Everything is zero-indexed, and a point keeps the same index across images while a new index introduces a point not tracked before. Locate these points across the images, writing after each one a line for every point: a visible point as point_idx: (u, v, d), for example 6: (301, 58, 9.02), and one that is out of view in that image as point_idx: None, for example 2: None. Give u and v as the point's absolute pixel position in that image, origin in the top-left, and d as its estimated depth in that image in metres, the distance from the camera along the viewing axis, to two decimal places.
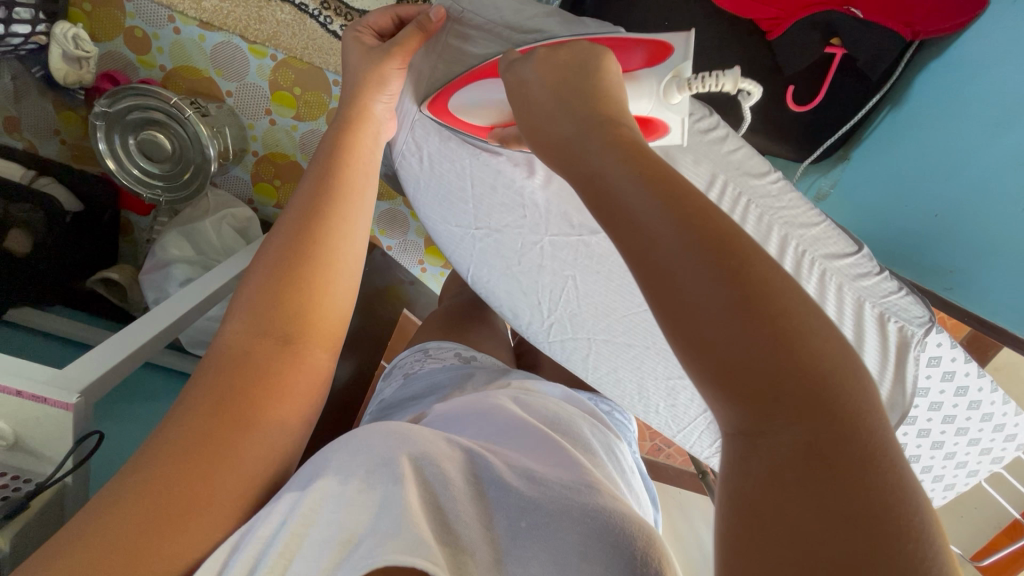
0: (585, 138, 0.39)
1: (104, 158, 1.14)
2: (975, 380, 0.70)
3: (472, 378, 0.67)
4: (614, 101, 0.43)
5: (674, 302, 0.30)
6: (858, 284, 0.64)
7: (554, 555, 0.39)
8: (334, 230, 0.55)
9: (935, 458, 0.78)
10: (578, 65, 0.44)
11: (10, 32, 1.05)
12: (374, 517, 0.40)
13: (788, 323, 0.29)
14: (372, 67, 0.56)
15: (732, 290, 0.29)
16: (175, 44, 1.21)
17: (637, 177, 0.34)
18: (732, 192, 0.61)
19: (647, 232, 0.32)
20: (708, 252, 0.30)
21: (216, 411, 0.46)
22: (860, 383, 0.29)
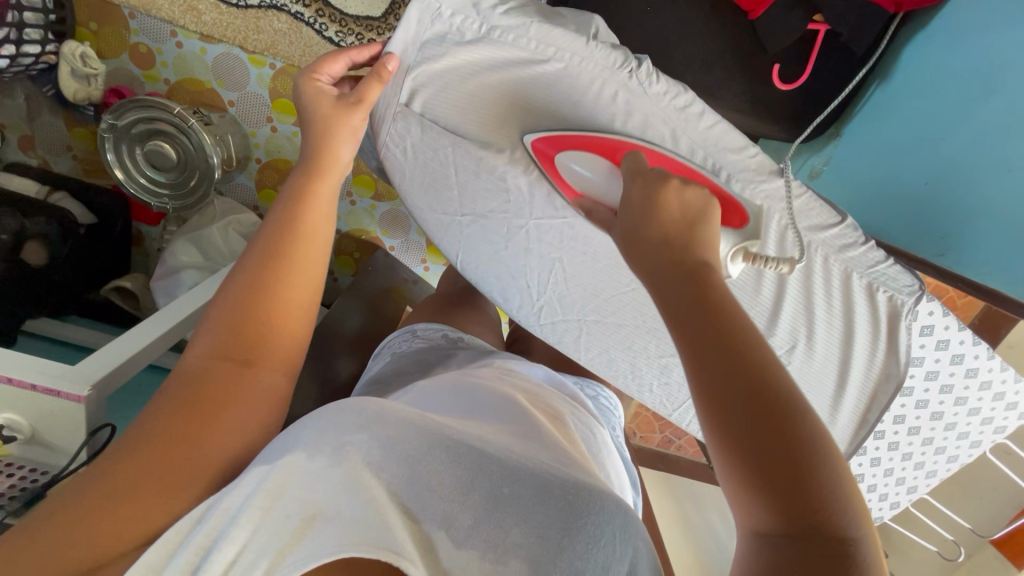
0: (668, 266, 0.46)
1: (112, 167, 1.19)
2: (970, 348, 0.70)
3: (454, 356, 0.70)
4: (707, 241, 0.48)
5: (730, 433, 0.39)
6: (845, 254, 0.63)
7: (534, 526, 0.41)
8: (299, 269, 0.56)
9: (936, 429, 0.77)
10: (698, 213, 0.49)
11: (21, 52, 1.10)
12: (339, 493, 0.41)
13: (821, 477, 0.38)
14: (341, 118, 0.59)
15: (773, 429, 0.38)
16: (178, 57, 1.25)
17: (721, 333, 0.41)
18: (712, 167, 0.60)
19: (718, 372, 0.40)
20: (760, 402, 0.39)
21: (193, 394, 0.48)
22: (855, 510, 0.39)
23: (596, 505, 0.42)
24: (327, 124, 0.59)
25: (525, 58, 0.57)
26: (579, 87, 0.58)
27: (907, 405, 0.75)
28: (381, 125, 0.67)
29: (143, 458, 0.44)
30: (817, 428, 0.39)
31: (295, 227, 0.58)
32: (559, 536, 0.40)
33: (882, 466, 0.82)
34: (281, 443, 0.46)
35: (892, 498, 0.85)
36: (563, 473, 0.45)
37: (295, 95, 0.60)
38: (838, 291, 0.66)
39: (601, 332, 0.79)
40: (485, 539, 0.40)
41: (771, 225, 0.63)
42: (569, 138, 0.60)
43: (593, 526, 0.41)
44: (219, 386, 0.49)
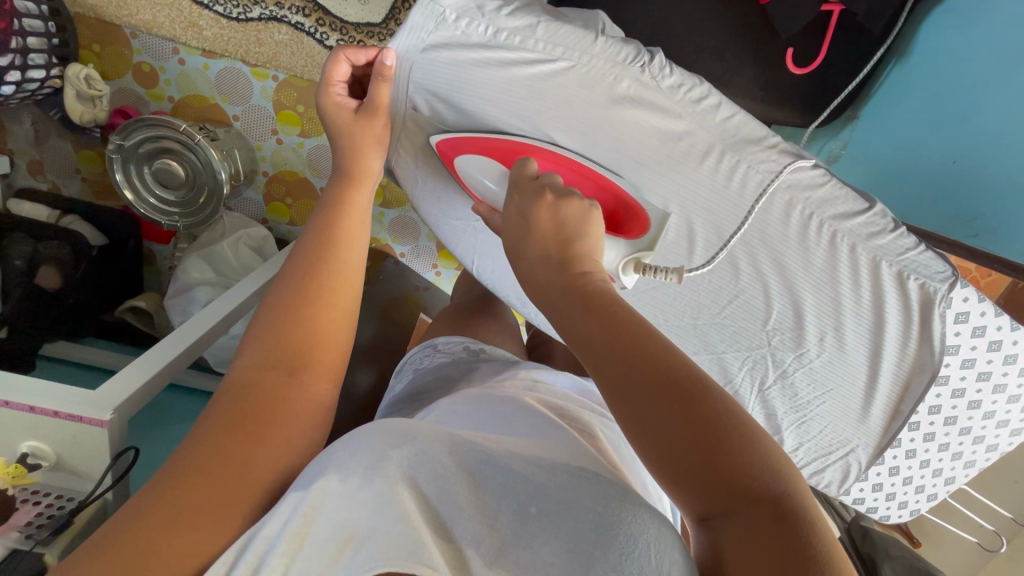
0: (552, 275, 0.46)
1: (121, 188, 1.19)
2: (1007, 334, 0.68)
3: (477, 370, 0.69)
4: (590, 250, 0.47)
5: (639, 427, 0.37)
6: (872, 243, 0.62)
7: (566, 541, 0.39)
8: (340, 275, 0.56)
9: (974, 418, 0.74)
10: (572, 228, 0.48)
11: (27, 77, 1.11)
12: (373, 515, 0.40)
13: (738, 444, 0.36)
14: (368, 125, 0.60)
15: (677, 410, 0.36)
16: (181, 74, 1.26)
17: (612, 335, 0.40)
18: (732, 161, 0.59)
19: (608, 372, 0.39)
20: (657, 387, 0.37)
21: (240, 410, 0.47)
22: (784, 469, 0.36)
23: (628, 517, 0.40)
24: (357, 134, 0.59)
25: (532, 59, 0.56)
26: (592, 84, 0.56)
27: (943, 396, 0.72)
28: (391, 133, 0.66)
29: (187, 479, 0.43)
30: (722, 395, 0.38)
31: (332, 231, 0.58)
32: (590, 547, 0.38)
33: (918, 458, 0.79)
34: (315, 464, 0.46)
35: (929, 490, 0.82)
36: (589, 487, 0.43)
37: (319, 113, 0.60)
38: (868, 281, 0.64)
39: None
40: (518, 559, 0.39)
41: (793, 217, 0.61)
42: (468, 140, 0.62)
43: (625, 536, 0.39)
44: (264, 401, 0.48)
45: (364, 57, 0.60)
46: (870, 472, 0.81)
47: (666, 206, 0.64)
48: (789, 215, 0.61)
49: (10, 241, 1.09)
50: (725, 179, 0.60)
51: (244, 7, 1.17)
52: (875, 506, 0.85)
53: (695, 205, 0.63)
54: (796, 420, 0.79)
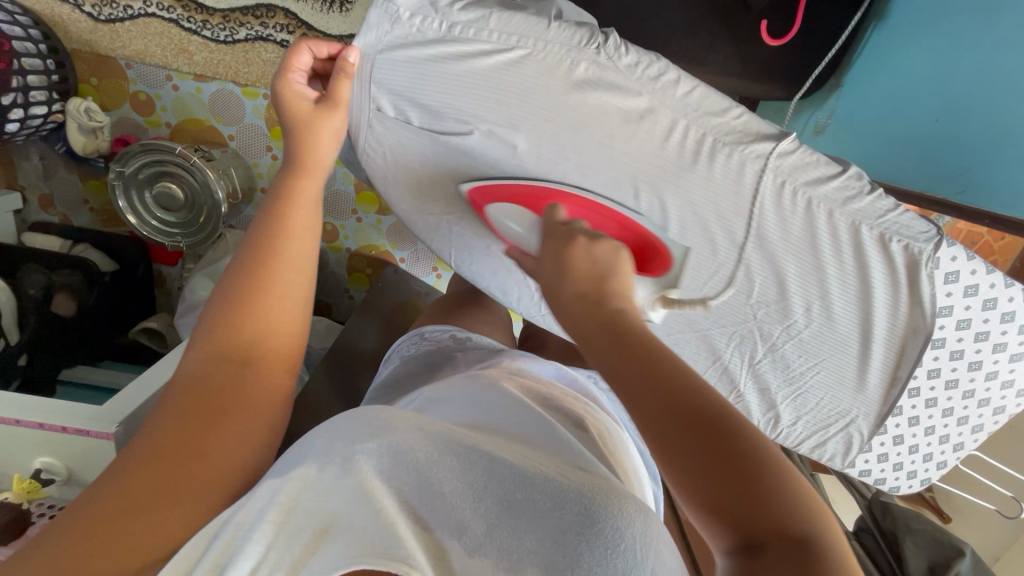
0: (586, 306, 0.48)
1: (125, 214, 1.23)
2: (1002, 292, 0.66)
3: (459, 358, 0.71)
4: (620, 286, 0.49)
5: (671, 462, 0.39)
6: (850, 208, 0.61)
7: (552, 532, 0.39)
8: (288, 266, 0.56)
9: (977, 380, 0.72)
10: (603, 270, 0.50)
11: (30, 114, 1.17)
12: (353, 508, 0.40)
13: (782, 514, 0.37)
14: (319, 119, 0.60)
15: (712, 450, 0.38)
16: (176, 100, 1.30)
17: (646, 366, 0.42)
18: (696, 134, 0.58)
19: (640, 403, 0.41)
20: (694, 424, 0.39)
21: (193, 402, 0.48)
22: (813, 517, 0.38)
23: (613, 510, 0.41)
24: (312, 122, 0.59)
25: (487, 50, 0.56)
26: (550, 71, 0.56)
27: (941, 358, 0.71)
28: (359, 131, 0.67)
29: (143, 469, 0.44)
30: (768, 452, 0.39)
31: (280, 221, 0.57)
32: (576, 541, 0.38)
33: (922, 426, 0.77)
34: (296, 455, 0.47)
35: (938, 458, 0.80)
36: (575, 478, 0.44)
37: (273, 97, 0.60)
38: (850, 246, 0.63)
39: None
40: (501, 545, 0.39)
41: (766, 186, 0.60)
42: (496, 189, 0.67)
43: (611, 530, 0.39)
44: (218, 392, 0.50)
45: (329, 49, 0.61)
46: (873, 442, 0.79)
47: (635, 185, 0.64)
48: (759, 185, 0.61)
49: (25, 271, 1.15)
50: (691, 154, 0.60)
51: (230, 30, 1.21)
52: (883, 478, 0.84)
53: (666, 182, 0.63)
54: (793, 393, 0.78)
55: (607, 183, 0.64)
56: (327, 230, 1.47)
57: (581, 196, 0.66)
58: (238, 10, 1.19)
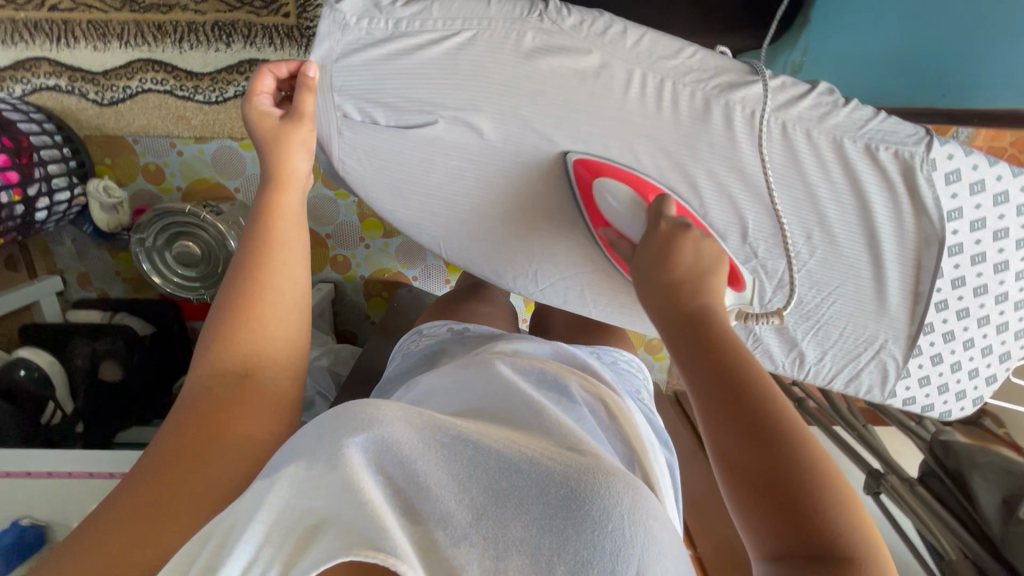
0: (676, 306, 0.51)
1: (150, 276, 1.31)
2: (1010, 183, 0.64)
3: (455, 348, 0.80)
4: (715, 284, 0.53)
5: (723, 445, 0.42)
6: (827, 124, 0.61)
7: (536, 517, 0.42)
8: (275, 278, 0.58)
9: (1007, 282, 0.69)
10: (697, 273, 0.53)
11: (56, 201, 1.26)
12: (339, 503, 0.42)
13: (823, 511, 0.38)
14: (284, 131, 0.61)
15: (760, 442, 0.41)
16: (183, 164, 1.39)
17: (730, 363, 0.45)
18: (654, 81, 0.59)
19: (708, 396, 0.44)
20: (748, 418, 0.42)
21: (197, 413, 0.52)
22: (857, 535, 0.38)
23: (602, 492, 0.44)
24: (281, 133, 0.61)
25: (435, 38, 0.58)
26: (499, 46, 0.58)
27: (964, 265, 0.67)
28: (330, 141, 0.66)
29: (153, 479, 0.48)
30: (816, 459, 0.40)
31: (266, 233, 0.59)
32: (564, 528, 0.41)
33: (959, 340, 0.73)
34: (287, 455, 0.49)
35: (985, 372, 0.75)
36: (563, 461, 0.47)
37: (245, 120, 0.63)
38: (836, 164, 0.62)
39: (607, 285, 0.75)
40: (485, 533, 0.41)
41: (735, 120, 0.60)
42: (607, 166, 0.64)
43: (597, 512, 0.42)
44: (218, 402, 0.52)
45: (290, 70, 0.65)
46: (910, 366, 0.75)
47: (606, 144, 0.63)
48: (728, 122, 0.60)
49: (73, 343, 1.26)
50: (652, 102, 0.60)
51: (220, 90, 1.30)
52: (930, 404, 0.79)
53: (634, 137, 0.62)
54: (812, 327, 0.74)
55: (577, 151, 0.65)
56: (339, 261, 1.51)
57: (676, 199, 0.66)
58: (224, 70, 1.28)
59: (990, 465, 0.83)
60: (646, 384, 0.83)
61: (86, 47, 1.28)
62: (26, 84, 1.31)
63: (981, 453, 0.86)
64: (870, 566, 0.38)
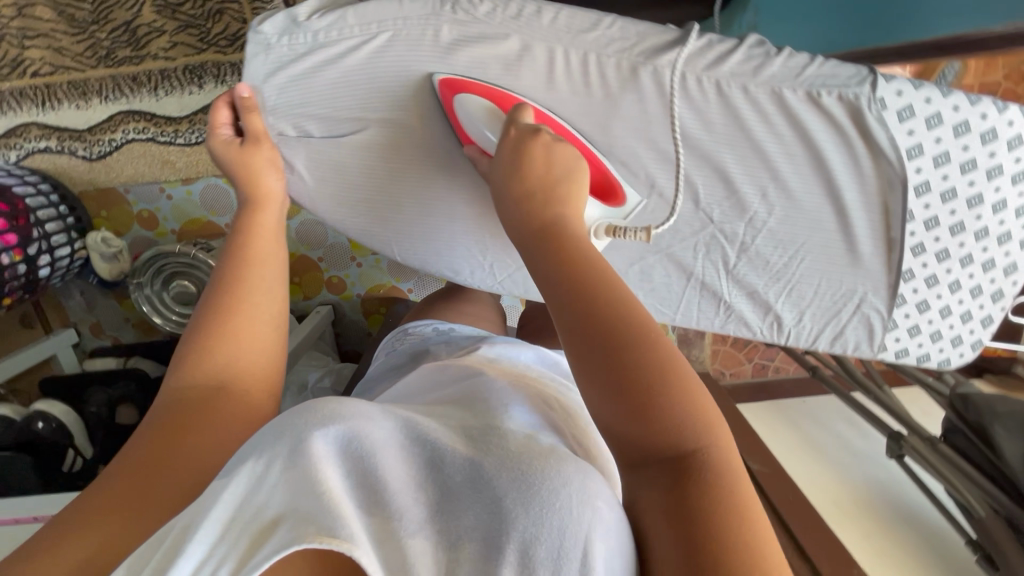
0: (529, 224, 0.50)
1: (150, 316, 1.36)
2: (970, 112, 0.60)
3: (435, 350, 0.80)
4: (569, 198, 0.51)
5: (587, 370, 0.42)
6: (763, 76, 0.59)
7: (487, 504, 0.39)
8: (256, 291, 0.59)
9: (985, 216, 0.65)
10: (551, 183, 0.51)
11: (57, 256, 1.31)
12: (296, 494, 0.39)
13: (671, 416, 0.40)
14: (250, 152, 0.61)
15: (616, 362, 0.41)
16: (174, 207, 1.43)
17: (577, 281, 0.45)
18: (577, 55, 0.58)
19: (564, 319, 0.44)
20: (605, 341, 0.42)
21: (169, 418, 0.52)
22: (705, 433, 0.40)
23: (550, 473, 0.39)
24: (248, 162, 0.60)
25: (355, 45, 0.58)
26: (418, 44, 0.58)
27: (934, 204, 0.64)
28: None
29: (120, 480, 0.47)
30: (666, 368, 0.41)
31: (245, 252, 0.60)
32: (516, 508, 0.38)
33: (945, 284, 0.69)
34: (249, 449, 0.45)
35: (979, 315, 0.71)
36: (516, 447, 0.43)
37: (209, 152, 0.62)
38: (779, 115, 0.60)
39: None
40: (440, 528, 0.39)
41: (667, 85, 0.59)
42: (473, 83, 0.59)
43: (547, 492, 0.38)
44: (189, 409, 0.52)
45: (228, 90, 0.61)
46: (896, 317, 0.71)
47: None
48: (660, 87, 0.59)
49: (90, 392, 1.27)
50: (579, 78, 0.59)
51: (199, 130, 1.33)
52: (925, 354, 0.74)
53: (568, 115, 0.61)
54: (784, 287, 0.71)
55: None
56: (334, 282, 1.53)
57: (559, 122, 0.61)
58: (199, 111, 1.30)
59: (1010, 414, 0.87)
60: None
61: (69, 106, 1.33)
62: (20, 150, 1.36)
63: (1001, 402, 0.89)
64: (718, 463, 0.39)
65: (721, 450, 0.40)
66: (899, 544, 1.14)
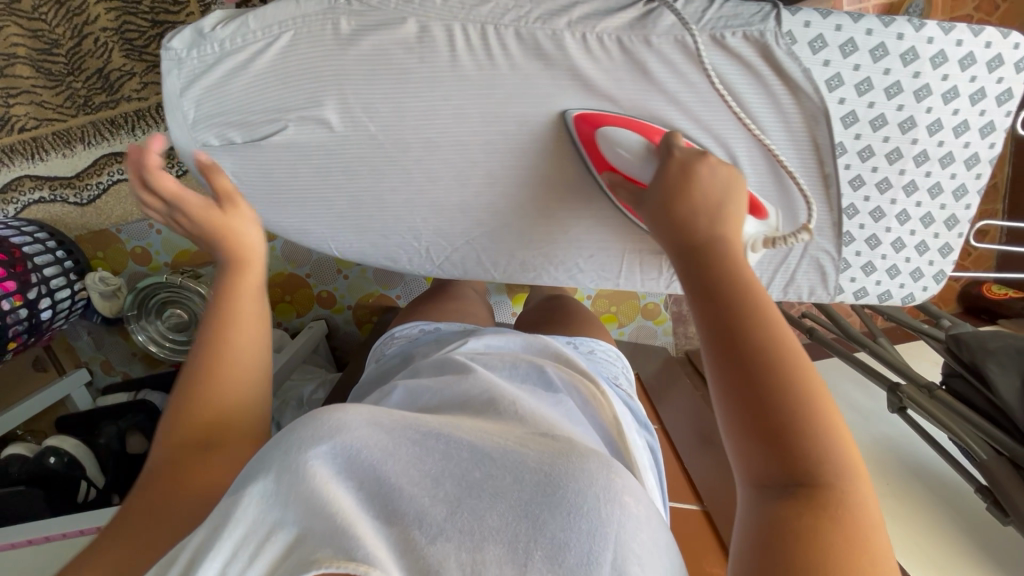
0: (694, 228, 0.49)
1: (145, 344, 1.36)
2: (885, 34, 0.58)
3: (422, 351, 0.80)
4: (732, 218, 0.51)
5: (737, 364, 0.40)
6: (664, 25, 0.58)
7: (513, 505, 0.39)
8: (242, 312, 0.55)
9: (921, 140, 0.63)
10: (712, 199, 0.51)
11: (58, 300, 1.21)
12: (312, 523, 0.39)
13: (811, 445, 0.37)
14: (222, 207, 0.57)
15: (767, 368, 0.39)
16: (165, 240, 1.32)
17: (744, 284, 0.44)
18: (476, 29, 0.59)
19: (723, 313, 0.42)
20: (757, 343, 0.40)
21: (174, 443, 0.49)
22: (847, 476, 0.37)
23: (573, 472, 0.40)
24: (219, 224, 0.56)
25: (261, 49, 0.60)
26: (319, 40, 0.59)
27: (866, 134, 0.63)
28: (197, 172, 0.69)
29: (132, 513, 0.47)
30: (814, 392, 0.39)
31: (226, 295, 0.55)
32: (540, 510, 0.38)
33: (893, 216, 0.67)
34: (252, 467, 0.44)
35: (935, 244, 0.69)
36: (534, 450, 0.42)
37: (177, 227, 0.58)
38: (686, 63, 0.59)
39: (501, 246, 0.73)
40: (460, 527, 0.38)
41: (569, 47, 0.59)
42: (610, 116, 0.62)
43: (573, 494, 0.39)
44: (193, 430, 0.50)
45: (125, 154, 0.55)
46: (848, 256, 0.70)
47: (457, 105, 0.63)
48: (562, 50, 0.59)
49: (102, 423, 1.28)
50: (481, 52, 0.60)
51: None
52: (888, 292, 0.72)
53: (475, 91, 0.62)
54: None
55: (431, 126, 0.64)
56: (323, 296, 1.56)
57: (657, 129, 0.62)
58: None
59: (1003, 349, 0.82)
60: (626, 371, 0.82)
61: (57, 156, 1.21)
62: (16, 204, 1.26)
63: (993, 338, 0.84)
64: (852, 504, 0.36)
65: (863, 498, 0.37)
66: (904, 499, 1.10)
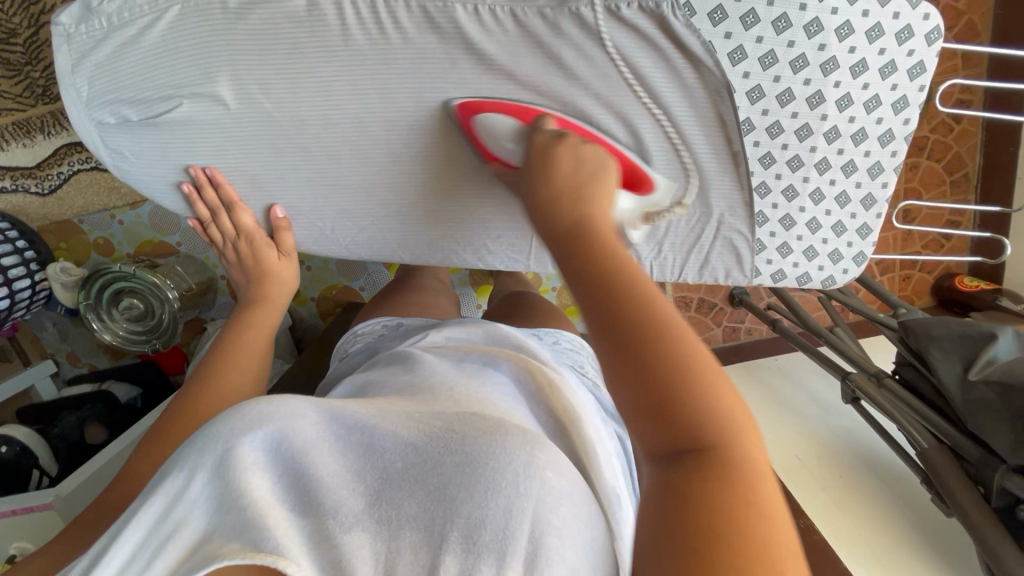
0: (558, 206, 0.47)
1: (101, 334, 1.29)
2: (786, 4, 0.56)
3: (387, 346, 0.79)
4: (595, 189, 0.49)
5: (607, 341, 0.37)
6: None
7: (428, 492, 0.38)
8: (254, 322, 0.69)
9: (830, 116, 0.62)
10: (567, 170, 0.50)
11: (18, 290, 1.16)
12: (227, 513, 0.39)
13: (689, 412, 0.35)
14: (252, 241, 0.72)
15: (638, 342, 0.37)
16: (127, 231, 1.29)
17: (597, 257, 0.41)
18: (364, 1, 0.57)
19: (583, 293, 0.40)
20: (617, 317, 0.38)
21: (162, 430, 0.57)
22: (732, 437, 0.35)
23: (490, 452, 0.39)
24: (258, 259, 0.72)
25: (150, 23, 0.59)
26: (205, 12, 0.58)
27: (771, 111, 0.62)
28: (98, 149, 0.68)
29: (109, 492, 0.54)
30: (687, 356, 0.36)
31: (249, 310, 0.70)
32: (452, 493, 0.37)
33: (806, 194, 0.67)
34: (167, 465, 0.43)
35: (852, 224, 0.69)
36: (461, 430, 0.41)
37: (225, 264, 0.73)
38: (583, 37, 0.57)
39: (412, 227, 0.74)
40: (378, 516, 0.38)
41: (461, 22, 0.57)
42: (487, 103, 0.62)
43: (491, 470, 0.38)
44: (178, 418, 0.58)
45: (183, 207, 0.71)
46: (761, 237, 0.70)
47: (353, 81, 0.62)
48: (454, 23, 0.58)
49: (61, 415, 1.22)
50: (372, 27, 0.58)
51: None
52: (806, 274, 0.73)
53: (369, 67, 0.61)
54: None
55: (329, 105, 0.64)
56: None
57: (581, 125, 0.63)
58: None
59: (946, 335, 0.76)
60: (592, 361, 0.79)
61: (16, 145, 1.12)
62: None
63: (937, 324, 0.79)
64: (741, 469, 0.34)
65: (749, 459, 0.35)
66: (855, 492, 1.08)
